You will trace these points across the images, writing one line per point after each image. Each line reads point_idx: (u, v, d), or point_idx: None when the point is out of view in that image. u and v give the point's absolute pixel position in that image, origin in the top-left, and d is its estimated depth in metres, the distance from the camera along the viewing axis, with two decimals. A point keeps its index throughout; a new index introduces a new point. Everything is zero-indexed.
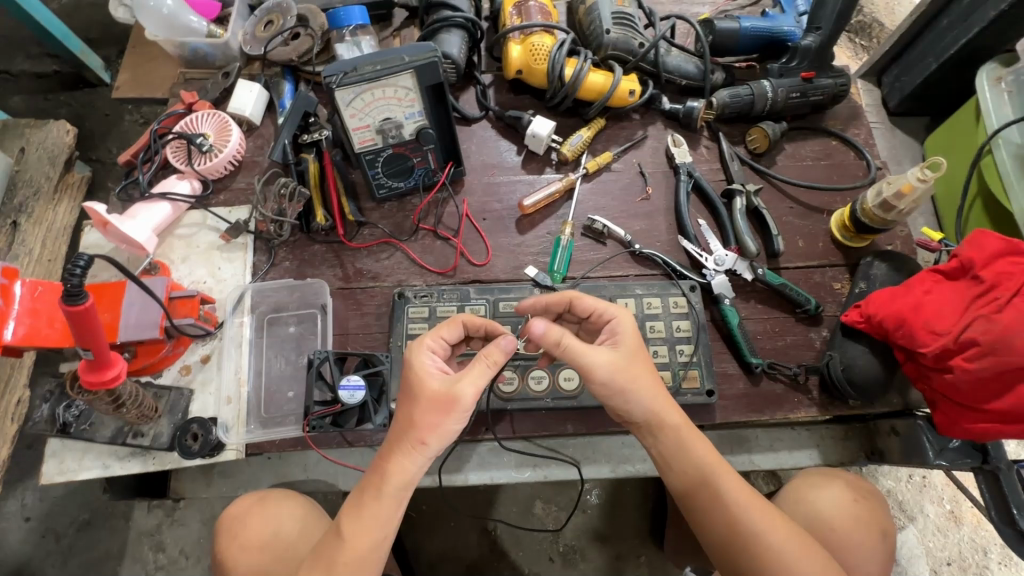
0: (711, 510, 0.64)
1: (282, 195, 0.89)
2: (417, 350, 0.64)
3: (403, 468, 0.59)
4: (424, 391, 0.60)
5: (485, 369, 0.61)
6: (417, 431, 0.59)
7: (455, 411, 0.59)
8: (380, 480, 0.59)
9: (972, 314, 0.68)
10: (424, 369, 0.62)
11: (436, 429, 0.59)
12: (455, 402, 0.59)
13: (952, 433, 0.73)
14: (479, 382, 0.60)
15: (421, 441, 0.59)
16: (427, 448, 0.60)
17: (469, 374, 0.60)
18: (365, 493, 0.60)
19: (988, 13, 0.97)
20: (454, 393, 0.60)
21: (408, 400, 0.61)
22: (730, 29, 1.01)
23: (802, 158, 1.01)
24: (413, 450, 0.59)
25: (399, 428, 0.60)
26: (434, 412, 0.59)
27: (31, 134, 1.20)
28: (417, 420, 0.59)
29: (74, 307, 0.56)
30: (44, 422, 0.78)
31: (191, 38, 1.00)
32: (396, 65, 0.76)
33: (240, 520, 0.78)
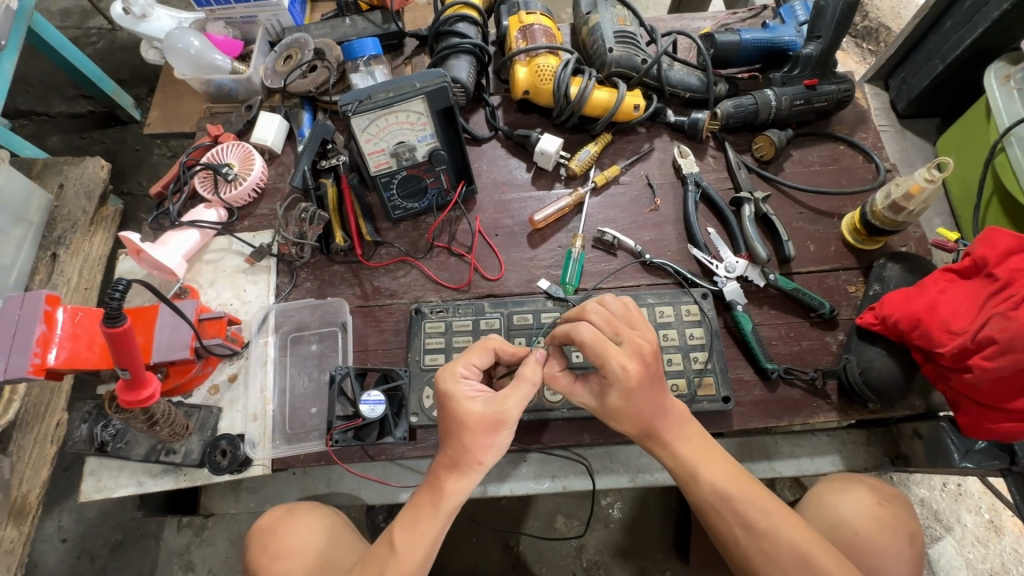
0: (710, 514, 0.65)
1: (302, 219, 0.94)
2: (450, 376, 0.64)
3: (459, 488, 0.61)
4: (470, 416, 0.61)
5: (526, 389, 0.63)
6: (473, 453, 0.61)
7: (503, 430, 0.61)
8: (436, 498, 0.61)
9: (988, 313, 0.67)
10: (465, 396, 0.62)
11: (489, 449, 0.61)
12: (502, 422, 0.61)
13: (979, 435, 0.72)
14: (523, 401, 0.62)
15: (477, 464, 0.61)
16: (483, 466, 0.62)
17: (513, 396, 0.62)
18: (421, 510, 0.61)
19: (992, 13, 0.97)
20: (501, 414, 0.61)
21: (453, 429, 0.61)
22: (730, 42, 1.03)
23: (810, 163, 1.01)
24: (470, 471, 0.61)
25: (451, 455, 0.61)
26: (484, 434, 0.61)
27: (69, 170, 1.28)
28: (471, 446, 0.61)
29: (114, 329, 0.60)
30: (83, 442, 0.81)
31: (216, 75, 1.06)
32: (408, 91, 0.80)
33: (269, 531, 0.79)
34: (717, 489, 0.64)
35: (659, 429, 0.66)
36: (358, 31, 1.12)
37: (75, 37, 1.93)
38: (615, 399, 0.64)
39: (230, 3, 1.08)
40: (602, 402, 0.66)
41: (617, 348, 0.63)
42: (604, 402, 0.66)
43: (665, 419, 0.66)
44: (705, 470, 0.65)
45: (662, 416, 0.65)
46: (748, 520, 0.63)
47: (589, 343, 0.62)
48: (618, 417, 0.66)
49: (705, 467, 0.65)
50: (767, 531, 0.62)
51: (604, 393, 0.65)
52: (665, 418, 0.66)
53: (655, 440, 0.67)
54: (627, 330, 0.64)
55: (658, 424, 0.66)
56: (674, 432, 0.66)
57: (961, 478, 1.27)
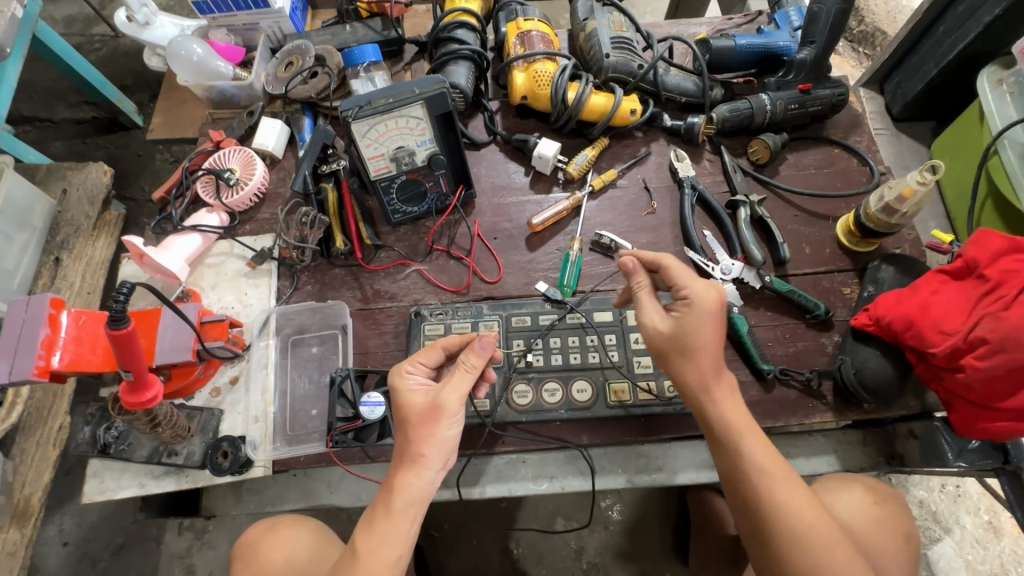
0: (742, 485, 0.65)
1: (303, 223, 0.95)
2: (400, 369, 0.69)
3: (411, 483, 0.62)
4: (412, 410, 0.65)
5: (464, 375, 0.65)
6: (414, 445, 0.63)
7: (442, 418, 0.64)
8: (388, 496, 0.62)
9: (981, 313, 0.68)
10: (409, 389, 0.67)
11: (429, 441, 0.63)
12: (440, 410, 0.64)
13: (971, 434, 0.73)
14: (461, 388, 0.65)
15: (418, 455, 0.63)
16: (428, 460, 0.63)
17: (451, 383, 0.65)
18: (376, 510, 0.62)
19: (984, 18, 0.98)
20: (437, 403, 0.64)
21: (401, 421, 0.66)
22: (725, 47, 1.05)
23: (805, 167, 1.02)
24: (415, 464, 0.63)
25: (399, 450, 0.64)
26: (425, 426, 0.64)
27: (72, 175, 1.30)
28: (412, 437, 0.63)
29: (117, 331, 0.61)
30: (86, 444, 0.82)
31: (219, 82, 1.08)
32: (408, 97, 0.82)
33: (253, 547, 0.81)
34: (754, 462, 0.65)
35: (716, 401, 0.68)
36: (358, 37, 1.13)
37: (79, 44, 1.95)
38: (694, 315, 0.67)
39: (232, 11, 1.09)
40: (676, 328, 0.68)
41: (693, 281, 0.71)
42: (678, 326, 0.68)
43: (717, 381, 0.68)
44: (745, 446, 0.66)
45: (719, 375, 0.68)
46: (770, 488, 0.64)
47: (672, 267, 0.70)
48: (691, 349, 0.67)
49: (750, 441, 0.66)
50: (789, 513, 0.63)
51: (680, 319, 0.68)
52: (721, 376, 0.68)
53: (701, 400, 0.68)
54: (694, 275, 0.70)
55: (715, 386, 0.68)
56: (723, 399, 0.68)
57: (960, 479, 1.28)
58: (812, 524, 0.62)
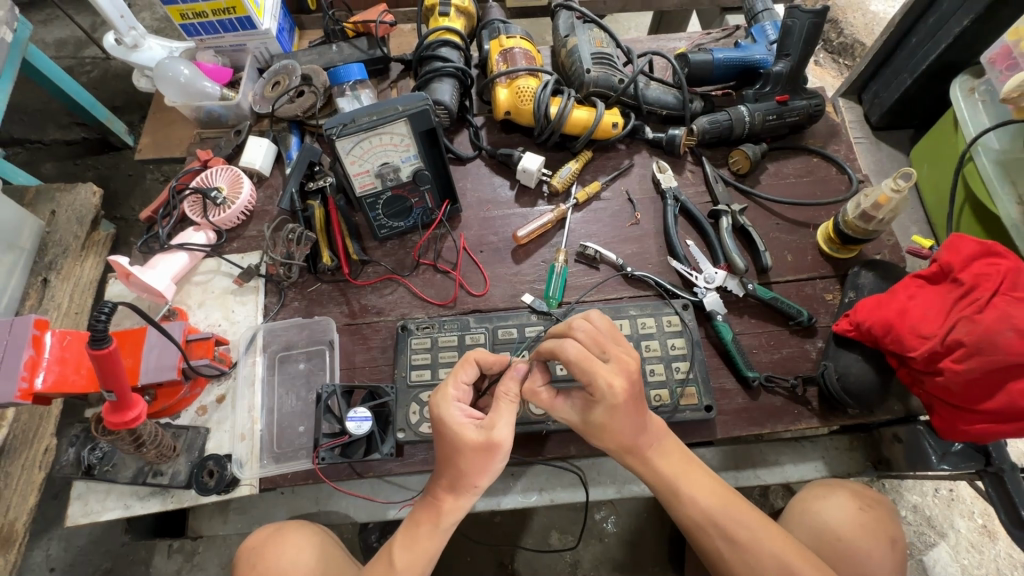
0: (698, 533, 0.67)
1: (291, 239, 0.96)
2: (444, 398, 0.65)
3: (455, 506, 0.65)
4: (465, 443, 0.62)
5: (510, 407, 0.63)
6: (469, 477, 0.63)
7: (497, 455, 0.62)
8: (436, 515, 0.65)
9: (956, 316, 0.69)
10: (457, 422, 0.63)
11: (484, 473, 0.63)
12: (495, 447, 0.61)
13: (953, 437, 0.73)
14: (512, 420, 0.63)
15: (472, 487, 0.63)
16: (479, 489, 0.64)
17: (502, 418, 0.62)
18: (421, 527, 0.65)
19: (954, 29, 1.01)
20: (493, 440, 0.61)
21: (451, 454, 0.63)
22: (704, 61, 1.07)
23: (785, 176, 1.04)
24: (466, 493, 0.64)
25: (449, 479, 0.63)
26: (480, 460, 0.62)
27: (61, 197, 1.31)
28: (466, 471, 0.62)
29: (99, 351, 0.61)
30: (70, 466, 0.81)
31: (206, 102, 1.09)
32: (391, 114, 0.83)
33: (256, 552, 0.79)
34: (699, 505, 0.66)
35: (648, 457, 0.67)
36: (345, 56, 1.15)
37: (70, 67, 1.97)
38: (600, 415, 0.64)
39: (220, 32, 1.11)
40: (586, 416, 0.66)
41: (605, 364, 0.63)
42: (587, 418, 0.66)
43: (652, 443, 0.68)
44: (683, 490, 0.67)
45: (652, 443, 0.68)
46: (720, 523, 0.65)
47: (575, 360, 0.62)
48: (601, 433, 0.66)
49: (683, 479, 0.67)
50: (751, 545, 0.63)
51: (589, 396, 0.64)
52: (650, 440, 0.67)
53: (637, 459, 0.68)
54: (613, 346, 0.65)
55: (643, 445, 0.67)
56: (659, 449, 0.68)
57: (953, 483, 1.28)
58: (773, 548, 0.63)
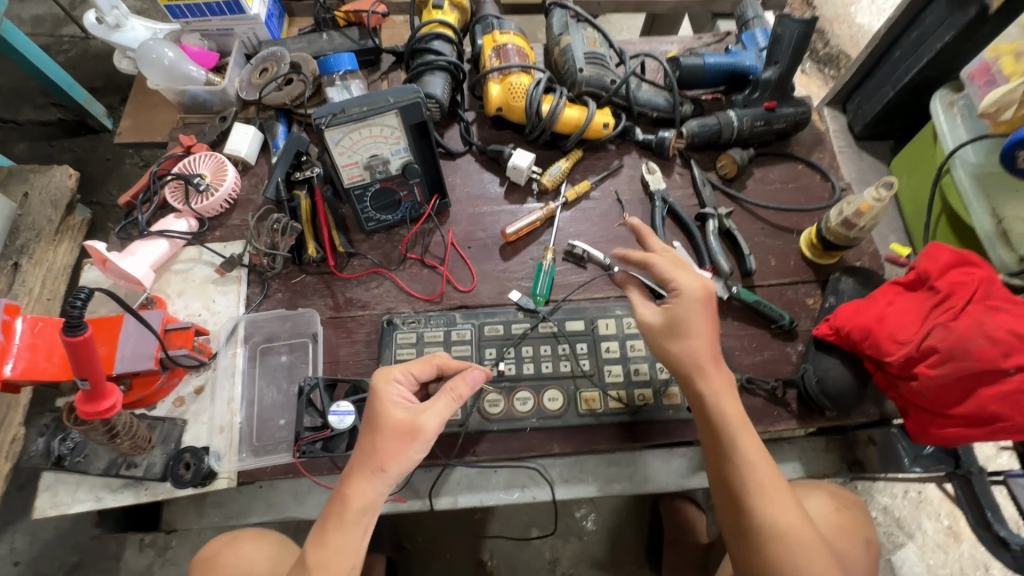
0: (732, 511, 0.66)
1: (274, 230, 0.95)
2: (381, 376, 0.69)
3: (359, 492, 0.63)
4: (388, 421, 0.65)
5: (446, 403, 0.67)
6: (379, 455, 0.64)
7: (416, 441, 0.65)
8: (342, 506, 0.63)
9: (931, 323, 0.71)
10: (390, 399, 0.67)
11: (396, 456, 0.64)
12: (417, 431, 0.65)
13: (925, 440, 0.75)
14: (441, 415, 0.66)
15: (380, 468, 0.63)
16: (386, 475, 0.64)
17: (434, 408, 0.66)
18: (329, 520, 0.62)
19: (936, 44, 1.04)
20: (415, 423, 0.65)
21: (371, 427, 0.66)
22: (695, 65, 1.08)
23: (771, 181, 1.06)
24: (372, 476, 0.63)
25: (362, 454, 0.65)
26: (398, 441, 0.65)
27: (35, 178, 1.30)
28: (379, 447, 0.64)
29: (74, 338, 0.58)
30: (39, 456, 0.79)
31: (190, 86, 1.06)
32: (382, 106, 0.83)
33: (211, 560, 0.79)
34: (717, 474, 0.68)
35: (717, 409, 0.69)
36: (335, 46, 1.13)
37: (47, 45, 1.93)
38: (677, 328, 0.71)
39: (206, 15, 1.08)
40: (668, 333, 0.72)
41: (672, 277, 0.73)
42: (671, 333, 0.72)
43: (715, 366, 0.71)
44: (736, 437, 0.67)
45: (714, 363, 0.71)
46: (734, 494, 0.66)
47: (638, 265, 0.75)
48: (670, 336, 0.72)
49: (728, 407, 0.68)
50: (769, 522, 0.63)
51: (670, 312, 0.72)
52: (711, 365, 0.70)
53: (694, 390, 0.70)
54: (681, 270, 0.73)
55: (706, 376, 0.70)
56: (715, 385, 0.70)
57: (922, 486, 1.32)
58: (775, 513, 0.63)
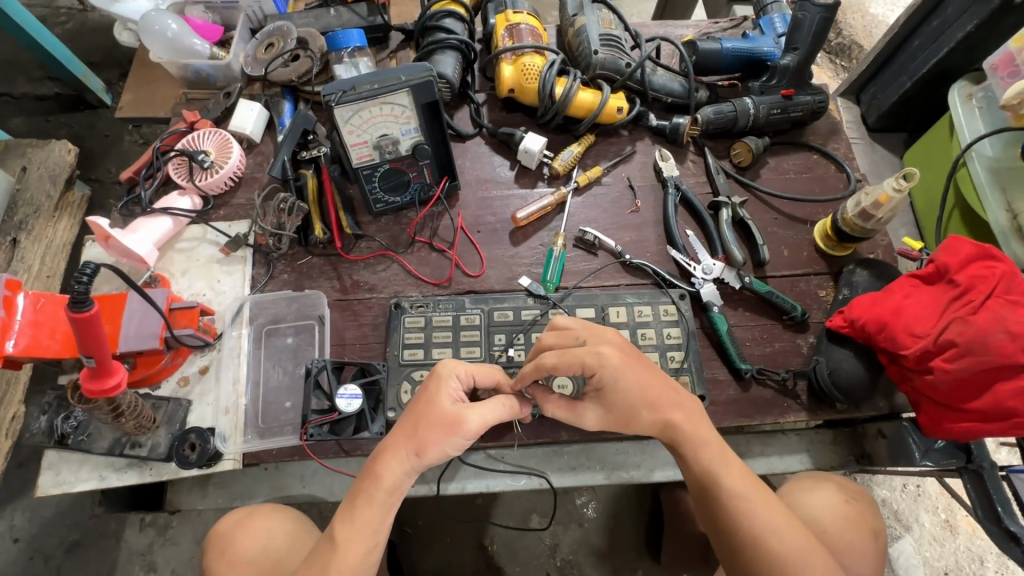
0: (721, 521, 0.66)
1: (280, 210, 0.93)
2: (447, 365, 0.68)
3: (392, 471, 0.62)
4: (438, 407, 0.64)
5: (497, 408, 0.65)
6: (420, 437, 0.62)
7: (457, 434, 0.62)
8: (372, 483, 0.62)
9: (949, 317, 0.70)
10: (447, 391, 0.66)
11: (434, 445, 0.62)
12: (458, 424, 0.62)
13: (937, 434, 0.75)
14: (488, 416, 0.64)
15: (416, 452, 0.62)
16: (421, 459, 0.62)
17: (480, 407, 0.64)
18: (358, 496, 0.62)
19: (957, 34, 1.02)
20: (460, 417, 0.63)
21: (421, 408, 0.65)
22: (711, 50, 1.05)
23: (785, 171, 1.04)
24: (406, 457, 0.62)
25: (403, 432, 0.64)
26: (440, 429, 0.63)
27: (32, 153, 1.27)
28: (421, 432, 0.63)
29: (80, 315, 0.56)
30: (41, 434, 0.78)
31: (194, 60, 1.03)
32: (394, 84, 0.81)
33: (226, 538, 0.78)
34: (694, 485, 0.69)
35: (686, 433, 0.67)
36: (343, 21, 1.10)
37: (43, 16, 1.89)
38: (613, 391, 0.67)
39: None
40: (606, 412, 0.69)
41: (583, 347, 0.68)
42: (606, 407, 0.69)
43: (681, 408, 0.68)
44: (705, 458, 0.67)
45: (679, 408, 0.68)
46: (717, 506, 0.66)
47: (557, 364, 0.65)
48: (630, 415, 0.68)
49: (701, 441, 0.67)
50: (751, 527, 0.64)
51: (603, 401, 0.69)
52: (678, 407, 0.68)
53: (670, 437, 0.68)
54: (590, 333, 0.70)
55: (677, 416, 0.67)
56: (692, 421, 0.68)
57: (921, 479, 1.33)
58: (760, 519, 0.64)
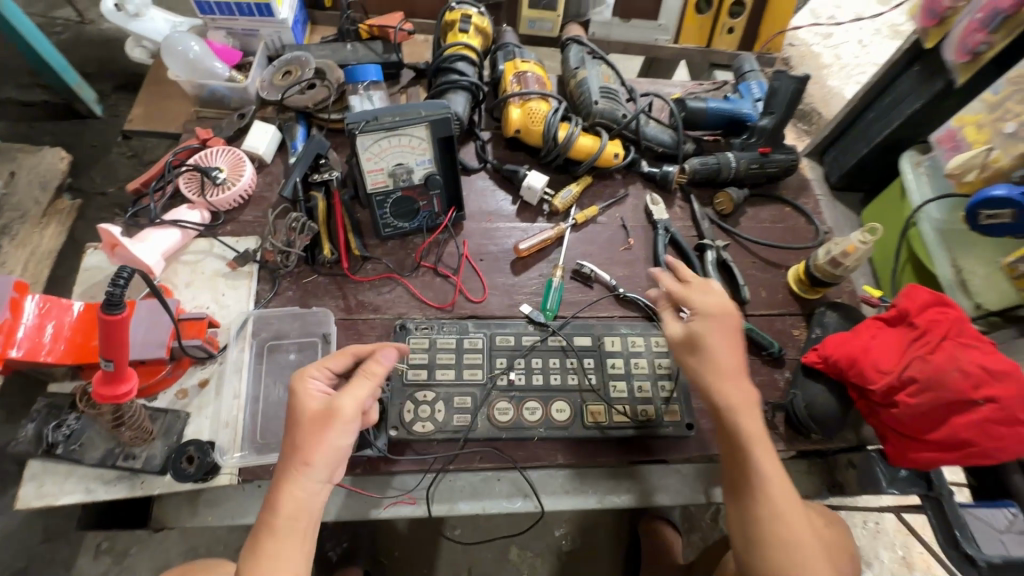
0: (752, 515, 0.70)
1: (292, 228, 0.97)
2: (348, 405, 0.66)
3: (292, 492, 0.62)
4: (305, 412, 0.65)
5: (362, 385, 0.68)
6: (302, 451, 0.63)
7: (336, 425, 0.65)
8: (271, 515, 0.61)
9: (910, 356, 0.79)
10: (308, 392, 0.67)
11: (320, 446, 0.63)
12: (330, 416, 0.65)
13: (903, 464, 0.82)
14: (357, 395, 0.67)
15: (302, 461, 0.62)
16: (311, 468, 0.63)
17: (348, 390, 0.67)
18: (262, 534, 0.61)
19: (906, 110, 1.17)
20: (332, 410, 0.65)
21: (292, 425, 0.65)
22: (698, 108, 1.17)
23: (761, 220, 1.14)
24: (300, 470, 0.62)
25: (287, 454, 0.64)
26: (314, 432, 0.64)
27: (24, 159, 1.28)
28: (300, 444, 0.63)
29: (110, 316, 0.57)
30: (29, 442, 0.76)
31: (211, 81, 1.07)
32: (414, 118, 0.87)
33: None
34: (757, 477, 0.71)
35: (742, 425, 0.72)
36: (359, 56, 1.17)
37: (39, 25, 1.91)
38: (710, 336, 0.76)
39: (234, 14, 1.10)
40: (692, 345, 0.77)
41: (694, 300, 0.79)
42: (692, 342, 0.77)
43: (749, 398, 0.74)
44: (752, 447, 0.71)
45: (750, 404, 0.74)
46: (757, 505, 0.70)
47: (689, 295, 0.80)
48: (722, 377, 0.74)
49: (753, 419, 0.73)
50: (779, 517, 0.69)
51: (696, 344, 0.76)
52: (746, 391, 0.74)
53: (734, 416, 0.73)
54: (716, 306, 0.78)
55: (739, 403, 0.73)
56: (749, 405, 0.74)
57: (879, 516, 1.41)
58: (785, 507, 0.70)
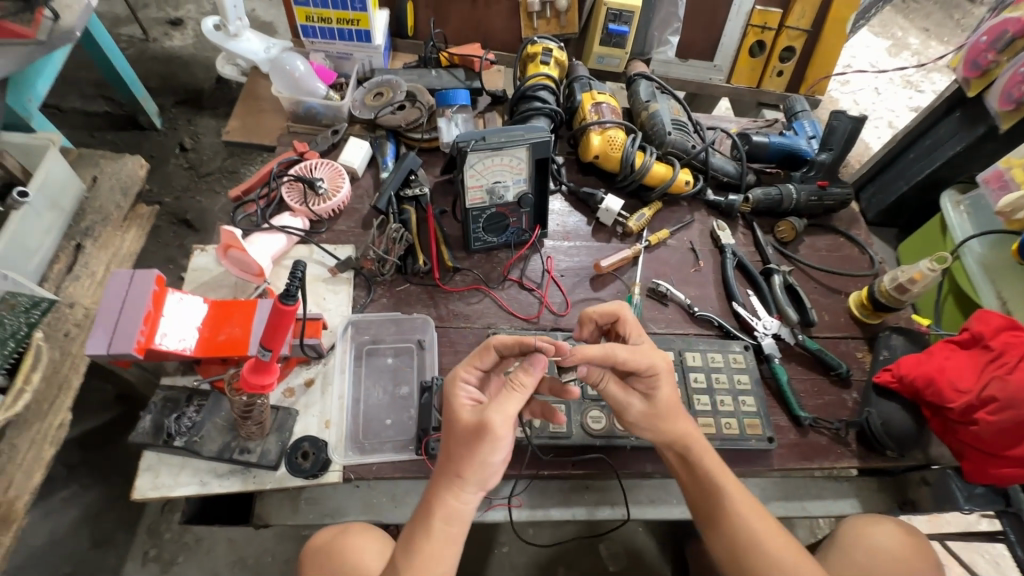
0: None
1: (392, 239, 1.00)
2: (500, 424, 0.60)
3: (447, 504, 0.62)
4: (460, 425, 0.62)
5: (516, 399, 0.62)
6: (456, 465, 0.61)
7: (486, 442, 0.60)
8: (427, 518, 0.62)
9: (988, 376, 0.84)
10: (460, 401, 0.65)
11: (472, 463, 0.61)
12: (485, 431, 0.60)
13: (982, 480, 0.86)
14: (510, 411, 0.61)
15: (456, 475, 0.61)
16: (465, 482, 0.61)
17: (499, 404, 0.61)
18: (415, 534, 0.62)
19: (948, 152, 1.26)
20: (480, 424, 0.61)
21: (448, 435, 0.64)
22: (762, 142, 1.26)
23: (818, 249, 1.21)
24: (453, 484, 0.61)
25: (441, 465, 0.63)
26: (466, 445, 0.61)
27: (106, 164, 1.31)
28: (455, 457, 0.61)
29: (284, 306, 0.61)
30: (147, 434, 0.77)
31: (310, 98, 1.13)
32: (518, 139, 0.93)
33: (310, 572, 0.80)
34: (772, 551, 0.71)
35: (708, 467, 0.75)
36: (443, 82, 1.24)
37: None
38: (664, 391, 0.76)
39: (333, 39, 1.18)
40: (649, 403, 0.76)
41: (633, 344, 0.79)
42: (652, 402, 0.76)
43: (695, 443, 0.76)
44: (737, 504, 0.73)
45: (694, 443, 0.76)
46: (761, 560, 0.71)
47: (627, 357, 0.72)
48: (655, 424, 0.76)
49: (712, 456, 0.76)
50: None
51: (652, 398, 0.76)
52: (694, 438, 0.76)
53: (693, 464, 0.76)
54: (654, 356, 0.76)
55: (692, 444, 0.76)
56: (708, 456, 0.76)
57: None
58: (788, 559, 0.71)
